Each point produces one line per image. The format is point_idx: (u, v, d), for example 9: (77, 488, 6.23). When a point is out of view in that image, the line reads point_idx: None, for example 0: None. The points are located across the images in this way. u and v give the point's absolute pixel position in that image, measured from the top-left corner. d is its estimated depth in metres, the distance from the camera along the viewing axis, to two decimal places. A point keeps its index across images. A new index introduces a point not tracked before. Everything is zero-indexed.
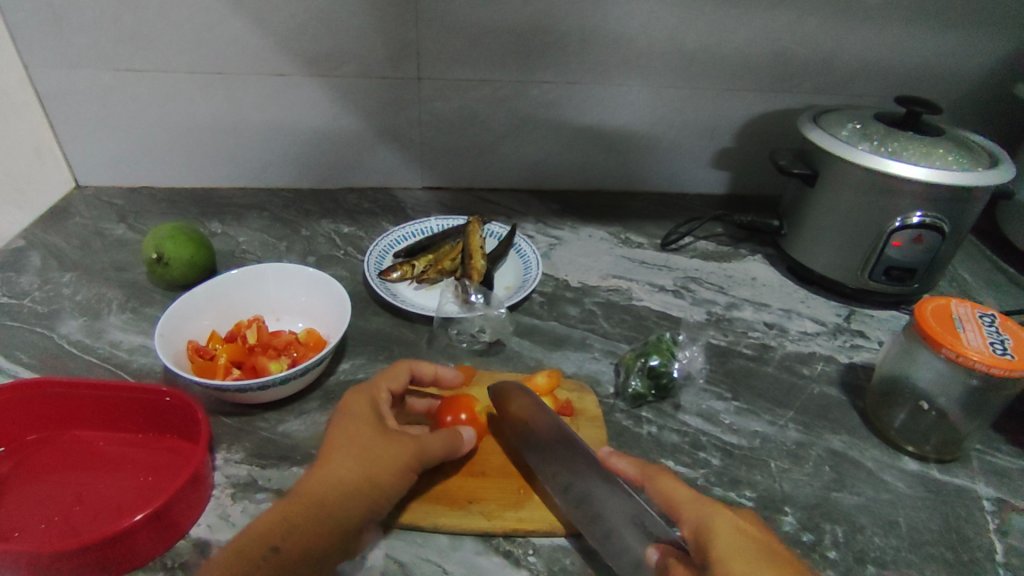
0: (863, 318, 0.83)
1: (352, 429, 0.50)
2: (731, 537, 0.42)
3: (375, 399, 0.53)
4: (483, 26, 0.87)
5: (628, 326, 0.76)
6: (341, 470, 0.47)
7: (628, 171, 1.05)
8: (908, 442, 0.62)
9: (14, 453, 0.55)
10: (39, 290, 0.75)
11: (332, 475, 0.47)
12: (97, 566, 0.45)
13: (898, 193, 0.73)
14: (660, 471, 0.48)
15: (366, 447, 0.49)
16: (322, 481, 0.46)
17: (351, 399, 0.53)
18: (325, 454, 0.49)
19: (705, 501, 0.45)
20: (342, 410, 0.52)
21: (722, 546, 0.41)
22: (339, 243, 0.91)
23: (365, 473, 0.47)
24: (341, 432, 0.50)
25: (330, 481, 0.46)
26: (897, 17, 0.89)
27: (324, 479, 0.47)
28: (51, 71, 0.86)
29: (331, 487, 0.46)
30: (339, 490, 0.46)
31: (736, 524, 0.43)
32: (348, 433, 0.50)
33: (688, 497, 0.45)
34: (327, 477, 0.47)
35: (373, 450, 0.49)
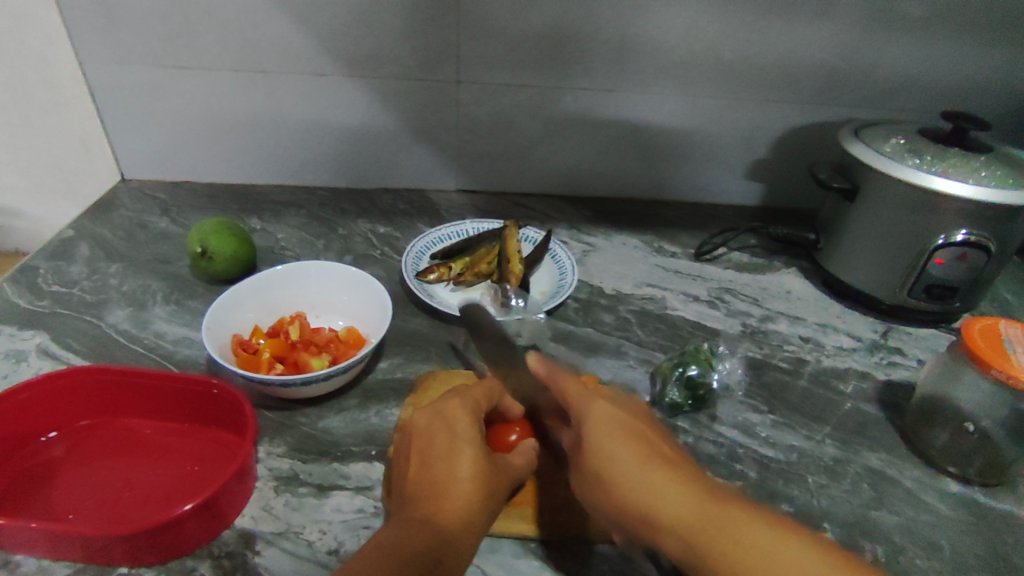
0: (900, 335, 0.82)
1: (467, 450, 0.49)
2: (604, 419, 0.49)
3: (475, 415, 0.53)
4: (522, 32, 0.88)
5: (663, 335, 0.76)
6: (467, 496, 0.47)
7: (662, 180, 1.04)
8: (951, 463, 0.61)
9: (66, 438, 0.57)
10: (87, 279, 0.77)
11: (458, 499, 0.46)
12: (148, 550, 0.46)
13: (942, 210, 0.72)
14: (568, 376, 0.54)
15: (485, 472, 0.49)
16: (453, 506, 0.46)
17: (454, 413, 0.52)
18: (442, 473, 0.48)
19: (589, 394, 0.52)
20: (447, 425, 0.51)
21: (593, 429, 0.49)
22: (375, 242, 0.92)
23: (486, 501, 0.48)
24: (454, 451, 0.49)
25: (458, 507, 0.46)
26: (940, 32, 0.88)
27: (453, 503, 0.46)
28: (102, 67, 0.89)
29: (461, 512, 0.46)
30: (467, 517, 0.46)
31: (620, 415, 0.50)
32: (463, 454, 0.49)
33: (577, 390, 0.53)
34: (455, 502, 0.46)
35: (491, 478, 0.49)
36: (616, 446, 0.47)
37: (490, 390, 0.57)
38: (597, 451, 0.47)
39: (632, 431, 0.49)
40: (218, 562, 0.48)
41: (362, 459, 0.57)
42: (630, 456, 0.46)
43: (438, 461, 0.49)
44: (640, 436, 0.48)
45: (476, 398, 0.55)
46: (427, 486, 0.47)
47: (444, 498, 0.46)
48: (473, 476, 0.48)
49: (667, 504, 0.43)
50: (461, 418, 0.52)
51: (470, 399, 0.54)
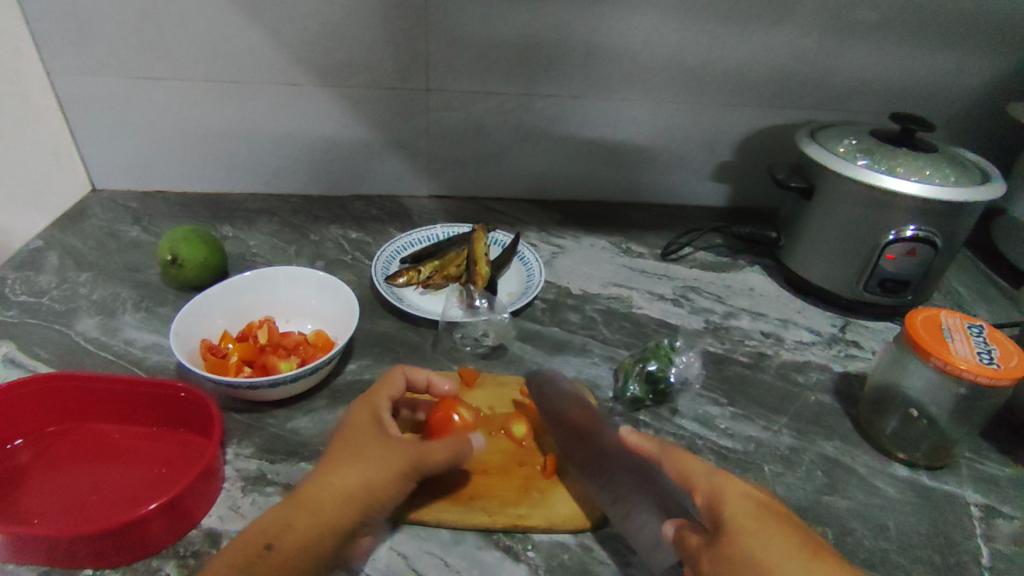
0: (857, 328, 0.85)
1: (353, 433, 0.51)
2: (738, 499, 0.46)
3: (389, 400, 0.54)
4: (490, 40, 0.90)
5: (627, 332, 0.78)
6: (344, 468, 0.48)
7: (630, 183, 1.07)
8: (900, 448, 0.64)
9: (34, 444, 0.57)
10: (56, 289, 0.78)
11: (334, 473, 0.48)
12: (113, 551, 0.47)
13: (891, 207, 0.75)
14: (680, 448, 0.52)
15: (368, 447, 0.50)
16: (335, 480, 0.47)
17: (353, 405, 0.54)
18: (329, 454, 0.50)
19: (721, 473, 0.48)
20: (345, 415, 0.53)
21: (736, 511, 0.45)
22: (347, 248, 0.93)
23: (377, 474, 0.48)
24: (343, 437, 0.51)
25: (331, 479, 0.47)
26: (892, 37, 0.91)
27: (325, 477, 0.47)
28: (72, 79, 0.89)
29: (342, 484, 0.47)
30: (339, 488, 0.47)
31: (760, 497, 0.47)
32: (349, 437, 0.51)
33: (700, 468, 0.49)
34: (341, 477, 0.47)
35: (380, 453, 0.49)
36: (765, 527, 0.43)
37: (398, 372, 0.58)
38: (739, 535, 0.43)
39: (780, 516, 0.45)
40: (185, 561, 0.49)
41: None
42: (786, 540, 0.43)
43: (331, 445, 0.51)
44: (789, 521, 0.45)
45: (393, 381, 0.56)
46: (316, 467, 0.49)
47: (328, 474, 0.48)
48: (363, 453, 0.49)
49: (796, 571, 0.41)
50: (359, 408, 0.54)
51: (375, 390, 0.56)
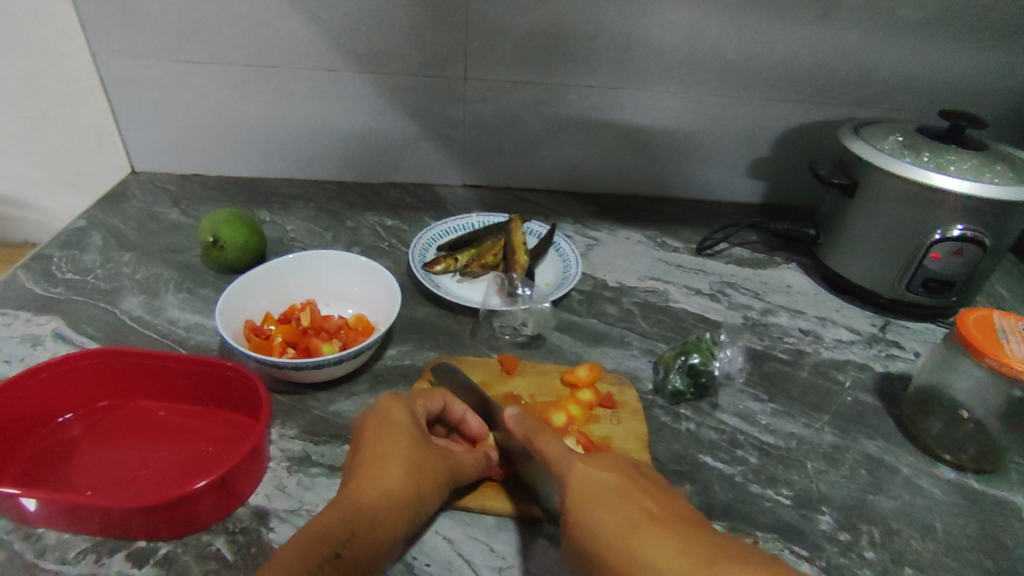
0: (898, 329, 0.83)
1: (401, 437, 0.49)
2: (581, 483, 0.43)
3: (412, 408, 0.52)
4: (528, 30, 0.90)
5: (665, 326, 0.78)
6: (390, 475, 0.46)
7: (664, 176, 1.06)
8: (946, 450, 0.63)
9: (83, 418, 0.58)
10: (101, 268, 0.79)
11: (385, 479, 0.46)
12: (164, 524, 0.47)
13: (939, 205, 0.73)
14: (541, 430, 0.49)
15: (416, 458, 0.48)
16: (374, 484, 0.45)
17: (389, 407, 0.51)
18: (372, 456, 0.47)
19: (564, 457, 0.46)
20: (380, 414, 0.50)
21: (576, 496, 0.43)
22: (383, 235, 0.93)
23: (416, 480, 0.47)
24: (387, 439, 0.49)
25: (382, 485, 0.46)
26: (939, 33, 0.89)
27: (374, 483, 0.45)
28: (116, 61, 0.90)
29: (382, 488, 0.45)
30: (390, 498, 0.45)
31: (600, 477, 0.43)
32: (395, 442, 0.48)
33: (555, 449, 0.47)
34: (381, 480, 0.46)
35: (425, 467, 0.48)
36: (598, 515, 0.41)
37: (437, 392, 0.55)
38: (577, 525, 0.42)
39: (618, 495, 0.42)
40: (234, 537, 0.49)
41: None
42: (616, 522, 0.40)
43: (372, 445, 0.48)
44: (622, 496, 0.42)
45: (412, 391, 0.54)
46: (356, 469, 0.47)
47: (366, 477, 0.46)
48: (398, 456, 0.47)
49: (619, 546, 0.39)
50: (397, 409, 0.51)
51: (410, 398, 0.53)
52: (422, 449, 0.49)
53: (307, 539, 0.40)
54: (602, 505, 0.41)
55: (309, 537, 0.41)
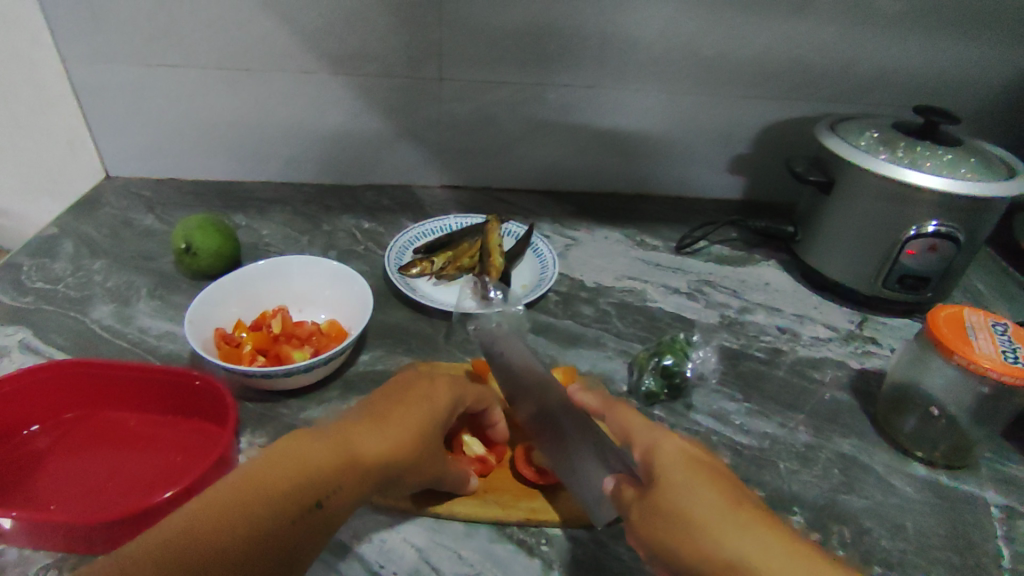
0: (875, 325, 0.83)
1: (421, 411, 0.48)
2: (675, 457, 0.44)
3: (458, 392, 0.52)
4: (503, 29, 0.89)
5: (641, 326, 0.77)
6: (401, 440, 0.45)
7: (644, 175, 1.06)
8: (918, 448, 0.63)
9: (49, 430, 0.57)
10: (71, 276, 0.78)
11: (393, 442, 0.45)
12: (128, 538, 0.47)
13: (913, 201, 0.73)
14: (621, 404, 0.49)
15: (428, 434, 0.47)
16: (383, 443, 0.44)
17: (437, 384, 0.51)
18: (390, 416, 0.46)
19: (658, 429, 0.46)
20: (426, 386, 0.50)
21: (669, 464, 0.43)
22: (359, 238, 0.93)
23: (417, 456, 0.46)
24: (410, 406, 0.48)
25: (389, 446, 0.44)
26: (915, 28, 0.89)
27: (380, 440, 0.44)
28: (87, 67, 0.89)
29: (387, 449, 0.44)
30: (387, 460, 0.44)
31: (693, 453, 0.44)
32: (413, 412, 0.47)
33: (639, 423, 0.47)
34: (390, 440, 0.45)
35: (428, 446, 0.47)
36: (696, 485, 0.41)
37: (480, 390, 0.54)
38: (674, 494, 0.41)
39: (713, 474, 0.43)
40: None
41: None
42: (716, 497, 0.41)
43: (394, 406, 0.47)
44: (717, 477, 0.43)
45: (468, 378, 0.54)
46: (371, 420, 0.46)
47: (377, 432, 0.45)
48: (414, 427, 0.46)
49: (725, 528, 0.39)
50: (439, 389, 0.50)
51: (461, 389, 0.52)
52: (436, 428, 0.48)
53: (298, 464, 0.40)
54: (705, 484, 0.42)
55: (300, 463, 0.40)
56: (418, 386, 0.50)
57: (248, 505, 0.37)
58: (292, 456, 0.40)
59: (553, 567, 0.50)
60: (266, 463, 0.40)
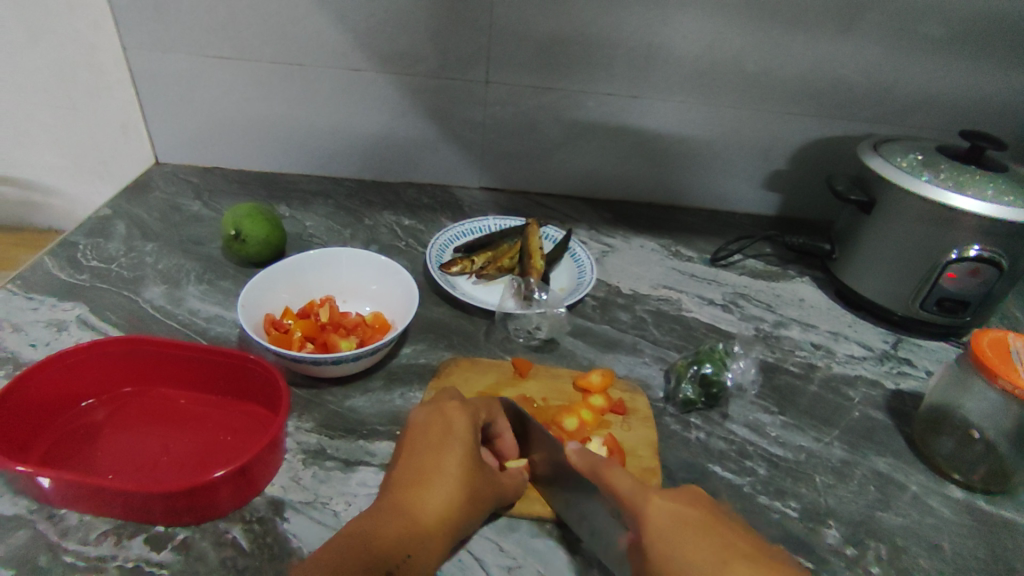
0: (910, 346, 0.83)
1: (455, 453, 0.49)
2: (664, 523, 0.43)
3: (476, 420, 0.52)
4: (552, 36, 0.91)
5: (678, 335, 0.78)
6: (444, 492, 0.47)
7: (681, 186, 1.07)
8: (955, 469, 0.63)
9: (105, 404, 0.59)
10: (124, 257, 0.80)
11: (438, 495, 0.46)
12: (183, 511, 0.48)
13: (956, 225, 0.73)
14: (606, 462, 0.48)
15: (468, 477, 0.48)
16: (429, 501, 0.46)
17: (453, 416, 0.51)
18: (426, 466, 0.48)
19: (640, 491, 0.45)
20: (444, 422, 0.51)
21: (662, 541, 0.42)
22: (400, 234, 0.94)
23: (466, 502, 0.48)
24: (442, 449, 0.49)
25: (437, 502, 0.46)
26: (963, 53, 0.90)
27: (430, 498, 0.46)
28: (146, 54, 0.92)
29: (436, 507, 0.46)
30: (442, 515, 0.46)
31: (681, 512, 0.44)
32: (450, 455, 0.49)
33: (627, 484, 0.46)
34: (435, 498, 0.46)
35: (473, 484, 0.48)
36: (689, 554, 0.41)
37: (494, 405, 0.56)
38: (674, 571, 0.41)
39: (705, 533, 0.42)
40: (250, 526, 0.50)
41: (386, 438, 0.60)
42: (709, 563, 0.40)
43: (426, 455, 0.49)
44: (711, 538, 0.42)
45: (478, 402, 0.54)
46: (407, 477, 0.47)
47: (420, 492, 0.46)
48: (452, 474, 0.48)
49: None
50: (459, 420, 0.51)
51: (473, 408, 0.53)
52: (476, 468, 0.49)
53: (362, 540, 0.42)
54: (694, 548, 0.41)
55: (362, 539, 0.42)
56: (438, 424, 0.50)
57: None
58: (354, 535, 0.42)
59: (592, 565, 0.51)
60: (334, 550, 0.41)
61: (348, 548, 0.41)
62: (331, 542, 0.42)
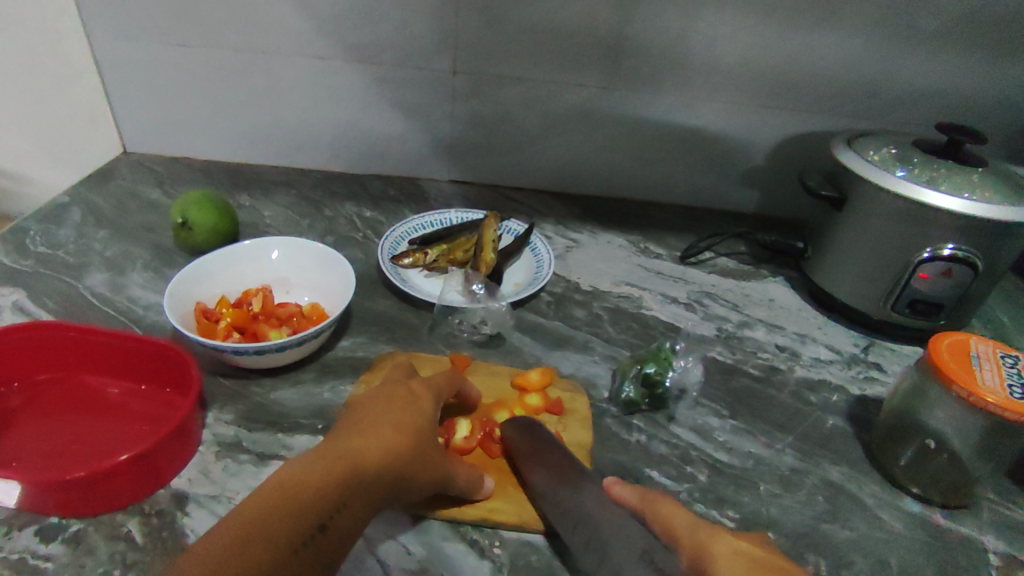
0: (883, 351, 0.79)
1: (412, 415, 0.48)
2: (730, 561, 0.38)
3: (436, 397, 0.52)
4: (519, 25, 0.88)
5: (633, 333, 0.75)
6: (393, 447, 0.45)
7: (656, 181, 1.03)
8: (914, 482, 0.59)
9: (23, 390, 0.58)
10: (72, 243, 0.79)
11: (387, 448, 0.44)
12: (78, 501, 0.47)
13: (929, 222, 0.69)
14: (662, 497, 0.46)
15: (421, 440, 0.47)
16: (377, 450, 0.44)
17: (418, 391, 0.51)
18: (381, 421, 0.46)
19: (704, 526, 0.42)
20: (407, 393, 0.50)
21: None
22: (360, 225, 0.92)
23: (415, 461, 0.45)
24: (399, 411, 0.48)
25: (385, 454, 0.44)
26: (948, 45, 0.85)
27: (377, 449, 0.44)
28: (111, 42, 0.92)
29: (384, 458, 0.44)
30: (387, 468, 0.44)
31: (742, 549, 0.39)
32: (403, 416, 0.47)
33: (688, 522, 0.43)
34: (383, 449, 0.44)
35: (424, 448, 0.46)
36: None
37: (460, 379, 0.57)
38: None
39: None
40: (148, 520, 0.49)
41: (307, 432, 0.57)
42: None
43: (384, 411, 0.47)
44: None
45: (443, 384, 0.54)
46: (359, 429, 0.45)
47: (370, 441, 0.44)
48: (404, 433, 0.46)
49: None
50: (421, 393, 0.51)
51: (435, 386, 0.53)
52: (429, 436, 0.48)
53: (298, 483, 0.39)
54: None
55: (298, 482, 0.40)
56: (399, 392, 0.50)
57: (253, 539, 0.36)
58: (290, 479, 0.40)
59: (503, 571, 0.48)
60: (266, 492, 0.39)
61: (282, 490, 0.39)
62: (265, 484, 0.39)
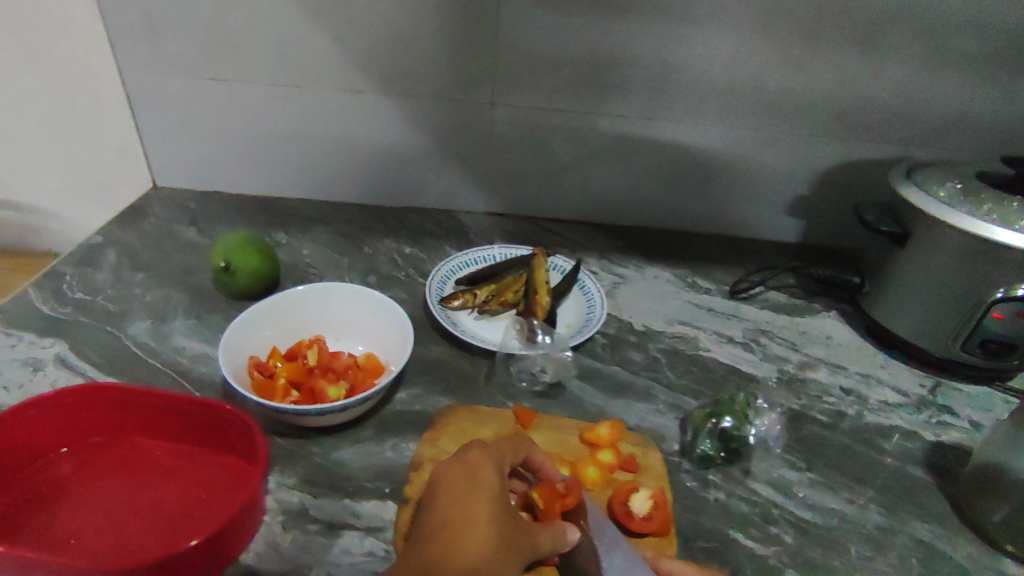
0: (950, 392, 0.77)
1: (476, 502, 0.47)
2: None
3: (500, 466, 0.50)
4: (560, 56, 0.86)
5: (694, 377, 0.72)
6: (473, 545, 0.45)
7: (698, 211, 1.01)
8: (1010, 541, 0.56)
9: (75, 455, 0.55)
10: (111, 288, 0.77)
11: (466, 549, 0.44)
12: None
13: (1002, 261, 0.67)
14: None
15: (497, 527, 0.46)
16: (458, 555, 0.44)
17: (475, 463, 0.49)
18: (450, 522, 0.46)
19: None
20: (468, 471, 0.49)
21: None
22: (401, 263, 0.90)
23: (500, 552, 0.45)
24: (464, 500, 0.47)
25: (467, 555, 0.44)
26: (1001, 72, 0.83)
27: (459, 554, 0.44)
28: (143, 77, 0.90)
29: (467, 560, 0.44)
30: (475, 567, 0.44)
31: None
32: (478, 513, 0.46)
33: None
34: (464, 551, 0.44)
35: (503, 533, 0.46)
36: None
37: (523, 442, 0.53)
38: None
39: None
40: None
41: (374, 497, 0.55)
42: None
43: (450, 508, 0.47)
44: None
45: (502, 443, 0.52)
46: (435, 534, 0.46)
47: (449, 548, 0.45)
48: (480, 527, 0.46)
49: None
50: (482, 467, 0.49)
51: (495, 450, 0.51)
52: (504, 519, 0.47)
53: None
54: None
55: None
56: (462, 474, 0.49)
57: None
58: None
59: None
60: None
61: None
62: None
